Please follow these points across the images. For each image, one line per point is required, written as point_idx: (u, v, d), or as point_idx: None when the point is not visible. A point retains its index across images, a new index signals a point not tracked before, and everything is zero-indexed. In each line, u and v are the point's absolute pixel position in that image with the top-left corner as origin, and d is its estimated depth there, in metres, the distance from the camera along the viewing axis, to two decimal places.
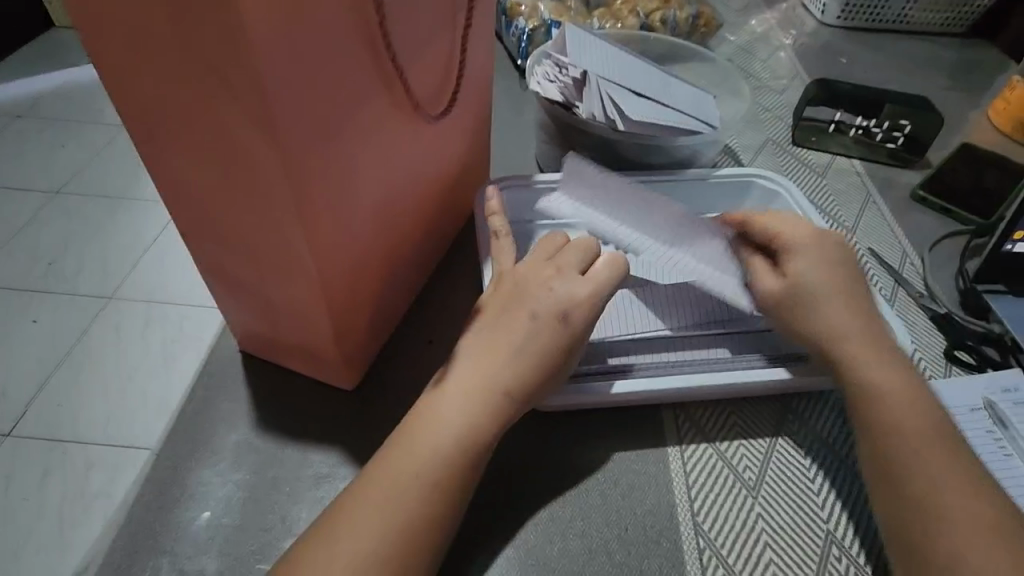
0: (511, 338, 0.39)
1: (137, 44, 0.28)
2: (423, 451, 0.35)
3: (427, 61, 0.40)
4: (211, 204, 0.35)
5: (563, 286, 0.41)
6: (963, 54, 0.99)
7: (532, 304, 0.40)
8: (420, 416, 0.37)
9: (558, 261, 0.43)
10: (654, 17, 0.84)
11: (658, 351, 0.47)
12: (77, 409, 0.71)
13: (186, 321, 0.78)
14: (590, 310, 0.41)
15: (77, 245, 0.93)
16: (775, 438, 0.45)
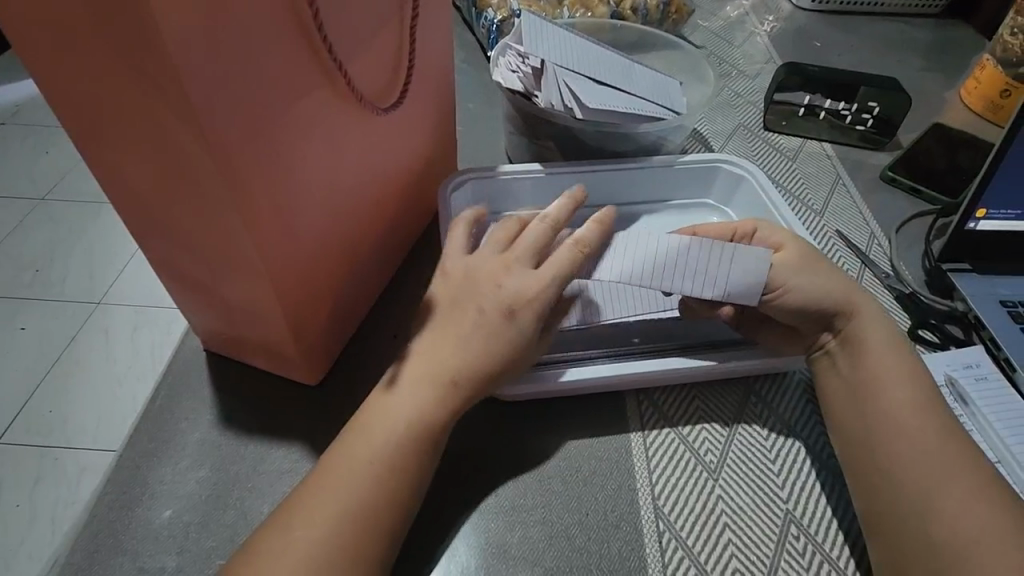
0: (459, 330, 0.39)
1: (59, 42, 0.27)
2: (374, 439, 0.36)
3: (371, 52, 0.40)
4: (157, 204, 0.35)
5: (512, 282, 0.40)
6: (937, 34, 0.99)
7: (479, 300, 0.39)
8: (372, 405, 0.37)
9: (510, 256, 0.41)
10: (625, 4, 0.83)
11: (587, 347, 0.47)
12: (65, 415, 0.71)
13: (171, 324, 0.79)
14: (539, 307, 0.40)
15: (59, 251, 0.93)
16: (737, 421, 0.45)
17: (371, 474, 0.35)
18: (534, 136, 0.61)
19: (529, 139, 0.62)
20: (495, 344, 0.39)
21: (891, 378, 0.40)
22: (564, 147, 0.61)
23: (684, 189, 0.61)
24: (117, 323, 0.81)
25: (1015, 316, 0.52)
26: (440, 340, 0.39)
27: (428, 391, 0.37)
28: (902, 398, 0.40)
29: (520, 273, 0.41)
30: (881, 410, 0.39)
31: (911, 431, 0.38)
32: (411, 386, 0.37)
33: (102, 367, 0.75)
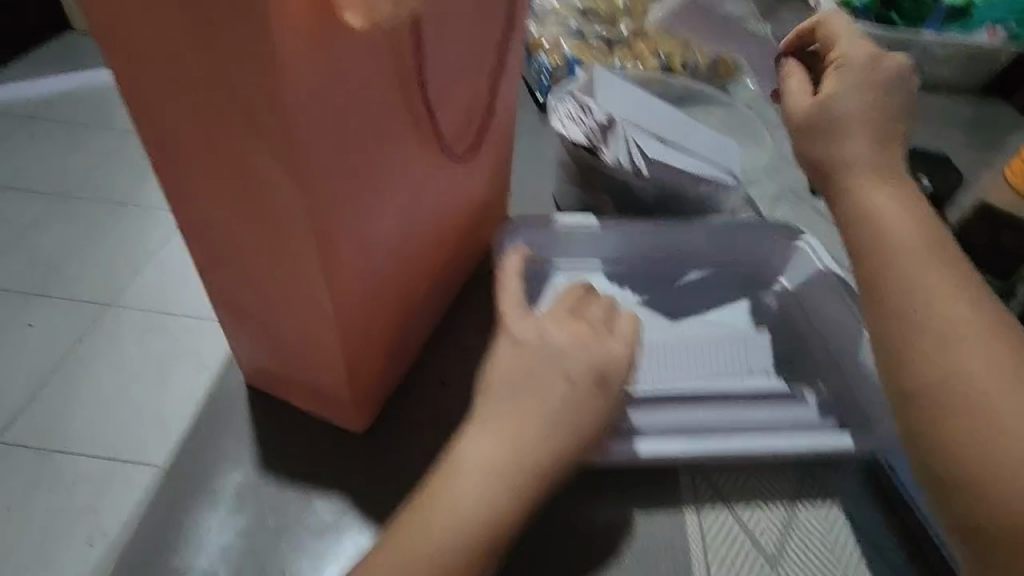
0: (552, 400, 0.36)
1: (173, 73, 0.28)
2: (442, 525, 0.33)
3: (455, 101, 0.39)
4: (229, 237, 0.35)
5: (602, 345, 0.40)
6: (977, 110, 1.00)
7: (567, 363, 0.38)
8: (445, 486, 0.34)
9: (579, 314, 0.41)
10: (675, 59, 0.84)
11: (700, 411, 0.48)
12: (71, 420, 0.70)
13: (186, 333, 0.76)
14: (627, 367, 0.39)
15: (79, 253, 0.91)
16: (795, 504, 0.44)
17: (438, 561, 0.32)
18: (589, 186, 0.60)
19: (585, 190, 0.61)
20: (587, 420, 0.37)
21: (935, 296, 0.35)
22: (618, 201, 0.60)
23: (745, 254, 0.60)
24: (132, 327, 0.78)
25: None
26: (524, 418, 0.36)
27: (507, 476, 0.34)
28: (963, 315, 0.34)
29: (609, 338, 0.40)
30: (925, 316, 0.35)
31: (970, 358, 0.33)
32: (485, 469, 0.34)
33: (113, 375, 0.73)
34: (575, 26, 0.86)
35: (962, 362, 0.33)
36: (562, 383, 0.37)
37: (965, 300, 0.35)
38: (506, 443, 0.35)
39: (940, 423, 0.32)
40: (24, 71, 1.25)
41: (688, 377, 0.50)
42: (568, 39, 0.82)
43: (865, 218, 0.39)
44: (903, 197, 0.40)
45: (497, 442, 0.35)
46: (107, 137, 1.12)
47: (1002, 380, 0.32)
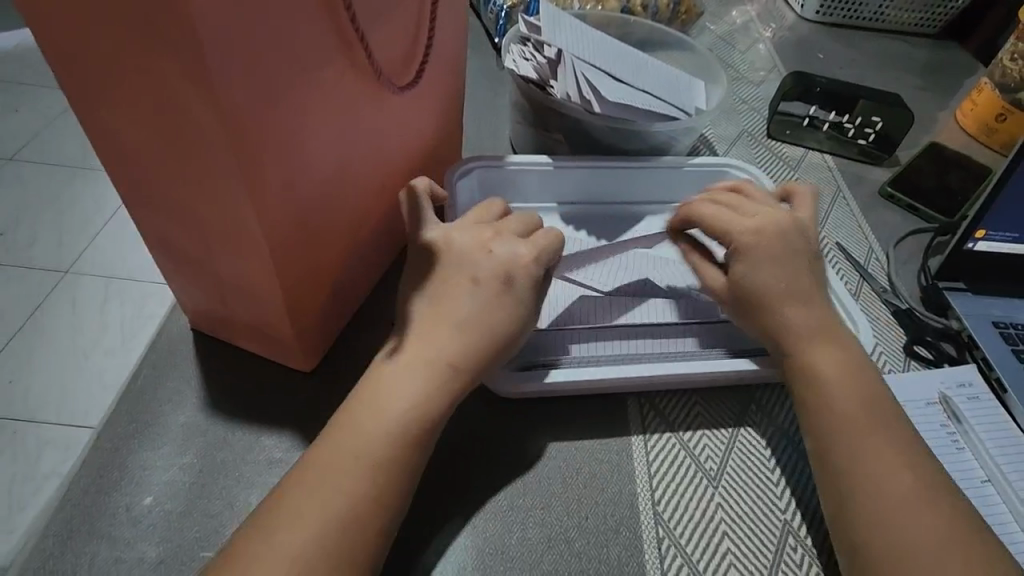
0: (456, 306, 0.38)
1: None
2: (376, 439, 0.34)
3: (389, 25, 0.38)
4: (154, 171, 0.33)
5: (503, 247, 0.41)
6: (934, 54, 1.00)
7: (472, 267, 0.40)
8: (363, 397, 0.35)
9: (498, 225, 0.43)
10: (635, 0, 0.82)
11: (617, 342, 0.46)
12: (25, 386, 0.67)
13: (147, 298, 0.75)
14: (534, 269, 0.40)
15: (28, 217, 0.88)
16: (737, 429, 0.45)
17: (369, 471, 0.33)
18: (543, 126, 0.60)
19: (538, 131, 0.61)
20: (494, 327, 0.38)
21: (788, 302, 0.42)
22: (572, 140, 0.60)
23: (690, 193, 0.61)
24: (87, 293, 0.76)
25: (1007, 337, 0.53)
26: (436, 327, 0.37)
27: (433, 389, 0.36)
28: (807, 326, 0.42)
29: (507, 240, 0.42)
30: (788, 331, 0.42)
31: (831, 383, 0.39)
32: (415, 380, 0.36)
33: (71, 340, 0.72)
34: None
35: (824, 386, 0.39)
36: (468, 285, 0.39)
37: (806, 311, 0.42)
38: (432, 360, 0.36)
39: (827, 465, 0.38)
40: None
41: (603, 306, 0.48)
42: None
43: (779, 312, 0.42)
44: (792, 239, 0.45)
45: (417, 351, 0.37)
46: (47, 96, 1.06)
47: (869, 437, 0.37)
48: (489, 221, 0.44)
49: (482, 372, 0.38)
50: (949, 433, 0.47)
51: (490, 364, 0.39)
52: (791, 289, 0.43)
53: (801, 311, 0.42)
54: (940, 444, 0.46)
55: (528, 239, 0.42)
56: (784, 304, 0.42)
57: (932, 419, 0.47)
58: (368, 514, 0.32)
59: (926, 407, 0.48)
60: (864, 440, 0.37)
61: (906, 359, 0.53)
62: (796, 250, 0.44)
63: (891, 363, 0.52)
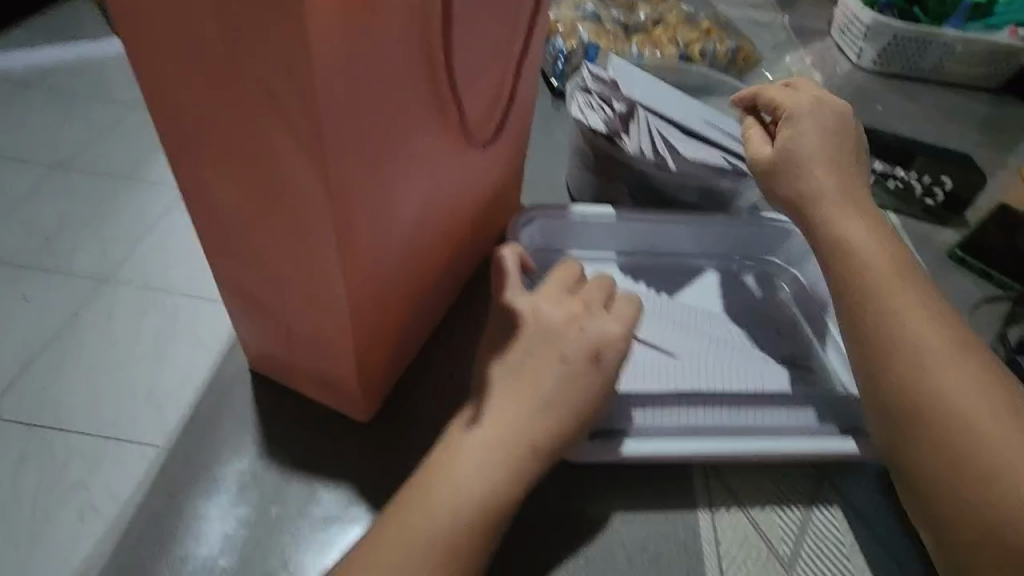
0: (542, 383, 0.36)
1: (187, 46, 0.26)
2: (445, 503, 0.32)
3: (480, 82, 0.37)
4: (242, 221, 0.33)
5: (594, 324, 0.39)
6: (996, 110, 0.98)
7: (562, 344, 0.37)
8: (435, 468, 0.34)
9: (582, 295, 0.40)
10: (693, 47, 0.82)
11: (688, 412, 0.43)
12: (61, 395, 0.66)
13: (180, 314, 0.73)
14: (624, 346, 0.38)
15: (71, 222, 0.88)
16: (810, 509, 0.42)
17: (442, 546, 0.31)
18: (606, 175, 0.59)
19: (600, 179, 0.60)
20: (580, 405, 0.36)
21: (908, 317, 0.39)
22: (636, 191, 0.59)
23: (754, 248, 0.59)
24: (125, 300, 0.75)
25: None
26: (520, 399, 0.35)
27: (509, 460, 0.34)
28: (941, 350, 0.38)
29: (598, 315, 0.39)
30: (913, 348, 0.38)
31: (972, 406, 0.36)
32: (490, 451, 0.34)
33: (103, 353, 0.70)
34: (592, 10, 0.84)
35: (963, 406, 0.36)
36: (557, 362, 0.36)
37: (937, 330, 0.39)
38: (507, 427, 0.34)
39: (951, 467, 0.35)
40: (17, 40, 1.21)
41: (673, 377, 0.44)
42: (584, 23, 0.81)
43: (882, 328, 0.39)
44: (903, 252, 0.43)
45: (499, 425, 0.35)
46: (101, 107, 1.08)
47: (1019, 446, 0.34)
48: (572, 284, 0.41)
49: (566, 448, 0.36)
50: None
51: (574, 442, 0.36)
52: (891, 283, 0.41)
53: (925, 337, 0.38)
54: None
55: (613, 311, 0.40)
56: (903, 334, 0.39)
57: None
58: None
59: None
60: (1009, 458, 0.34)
61: None
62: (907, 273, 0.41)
63: None
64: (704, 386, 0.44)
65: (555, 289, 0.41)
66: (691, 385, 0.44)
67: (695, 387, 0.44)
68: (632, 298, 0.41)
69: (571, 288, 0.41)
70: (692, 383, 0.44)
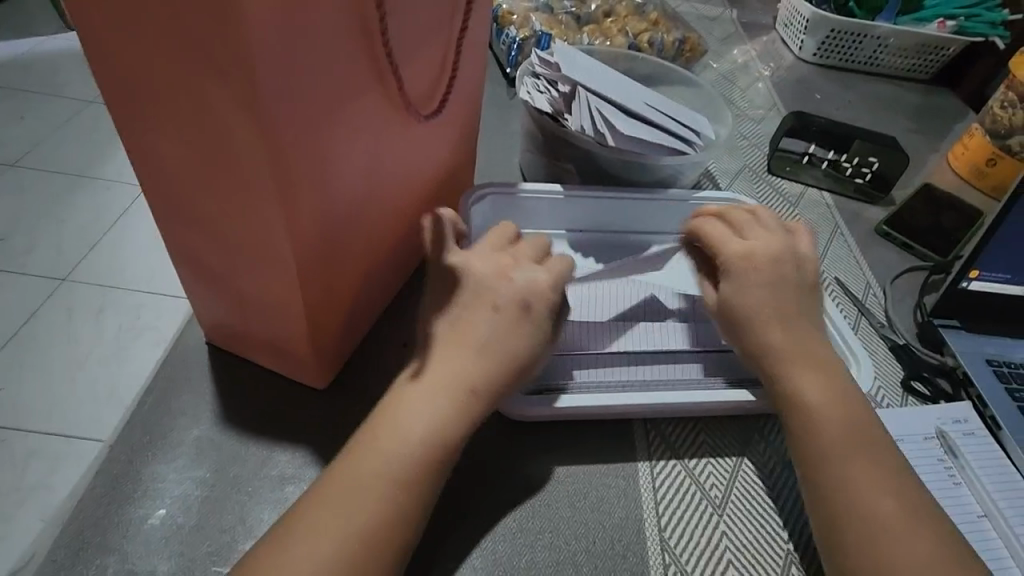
0: (477, 331, 0.39)
1: (132, 17, 0.28)
2: (392, 447, 0.35)
3: (421, 59, 0.40)
4: (193, 190, 0.35)
5: (522, 274, 0.42)
6: (927, 98, 1.04)
7: (492, 294, 0.40)
8: (383, 416, 0.36)
9: (514, 252, 0.44)
10: (642, 37, 0.86)
11: (622, 368, 0.47)
12: (19, 392, 0.66)
13: (141, 309, 0.73)
14: (552, 297, 0.42)
15: (23, 219, 0.87)
16: (740, 458, 0.46)
17: (386, 491, 0.33)
18: (555, 156, 0.62)
19: (549, 160, 0.63)
20: (516, 355, 0.39)
21: (797, 370, 0.42)
22: (582, 171, 0.62)
23: None
24: (85, 301, 0.75)
25: (1000, 375, 0.55)
26: (457, 348, 0.38)
27: (452, 406, 0.37)
28: (822, 397, 0.41)
29: (529, 269, 0.43)
30: (794, 395, 0.41)
31: (833, 433, 0.39)
32: (433, 399, 0.36)
33: (59, 347, 0.70)
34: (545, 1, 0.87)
35: (828, 432, 0.39)
36: (488, 311, 0.40)
37: (822, 382, 0.41)
38: (451, 377, 0.37)
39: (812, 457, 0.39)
40: None
41: (609, 337, 0.48)
42: (537, 14, 0.84)
43: (757, 336, 0.43)
44: (784, 265, 0.46)
45: (440, 374, 0.38)
46: (51, 102, 1.06)
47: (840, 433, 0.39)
48: (505, 244, 0.45)
49: (503, 393, 0.39)
50: (946, 468, 0.48)
51: (511, 388, 0.40)
52: (771, 308, 0.44)
53: (780, 332, 0.43)
54: (939, 480, 0.47)
55: (544, 265, 0.43)
56: (767, 326, 0.43)
57: (929, 454, 0.49)
58: (386, 528, 0.33)
59: (923, 441, 0.49)
60: (843, 439, 0.39)
61: (903, 394, 0.54)
62: (796, 286, 0.45)
63: (889, 397, 0.54)
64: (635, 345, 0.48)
65: (487, 247, 0.44)
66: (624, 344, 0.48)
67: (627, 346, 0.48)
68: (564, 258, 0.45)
69: (505, 245, 0.44)
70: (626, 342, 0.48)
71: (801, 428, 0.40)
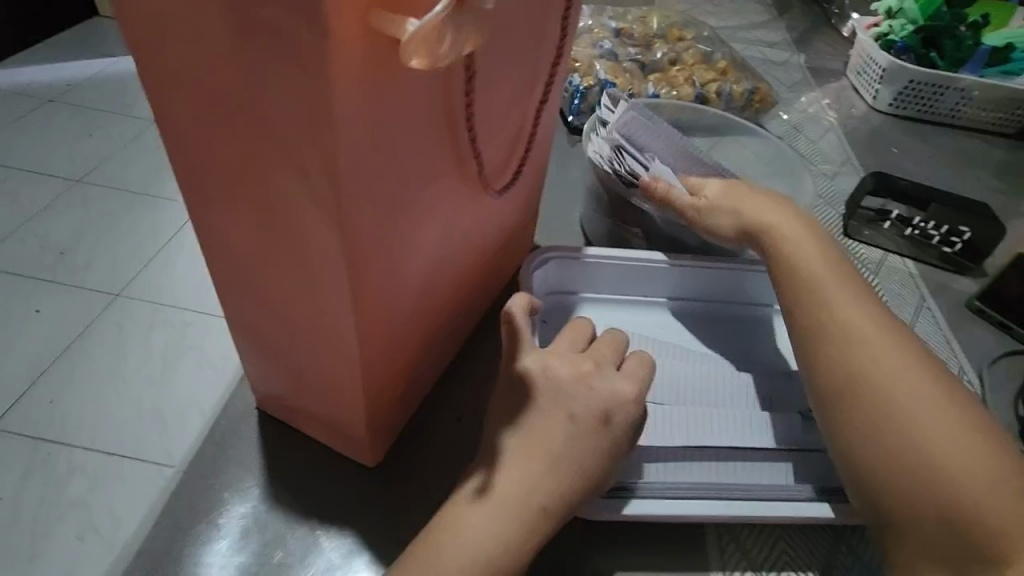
0: (551, 442, 0.35)
1: (217, 104, 0.26)
2: (447, 565, 0.31)
3: (499, 133, 0.38)
4: (259, 267, 0.33)
5: (605, 383, 0.38)
6: (1014, 156, 0.97)
7: (571, 403, 0.36)
8: (442, 531, 0.33)
9: (595, 356, 0.40)
10: (710, 87, 0.82)
11: (706, 467, 0.42)
12: (70, 408, 0.65)
13: (190, 328, 0.73)
14: (635, 409, 0.37)
15: (86, 237, 0.88)
16: (826, 573, 0.41)
17: None
18: (620, 219, 0.59)
19: (614, 221, 0.60)
20: (591, 460, 0.35)
21: (886, 367, 0.37)
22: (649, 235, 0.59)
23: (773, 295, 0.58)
24: (138, 315, 0.75)
25: None
26: (528, 460, 0.34)
27: (516, 514, 0.33)
28: (903, 369, 0.37)
29: (612, 377, 0.38)
30: (879, 375, 0.37)
31: (975, 478, 0.33)
32: (498, 515, 0.33)
33: (108, 365, 0.69)
34: (610, 48, 0.85)
35: (931, 436, 0.35)
36: (564, 422, 0.36)
37: (898, 354, 0.38)
38: (517, 485, 0.34)
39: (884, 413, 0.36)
40: (41, 58, 1.23)
41: (693, 432, 0.43)
42: (602, 60, 0.82)
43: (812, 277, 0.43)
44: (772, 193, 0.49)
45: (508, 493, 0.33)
46: (118, 125, 1.09)
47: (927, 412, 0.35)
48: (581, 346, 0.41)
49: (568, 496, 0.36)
50: None
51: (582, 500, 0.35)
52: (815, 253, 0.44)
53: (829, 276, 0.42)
54: None
55: (625, 371, 0.39)
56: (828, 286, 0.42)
57: None
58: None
59: None
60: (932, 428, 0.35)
61: None
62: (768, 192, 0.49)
63: None
64: (723, 441, 0.43)
65: (564, 349, 0.40)
66: (710, 438, 0.43)
67: (715, 441, 0.43)
68: (642, 364, 0.40)
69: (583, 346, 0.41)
70: (712, 437, 0.43)
71: (925, 465, 0.34)
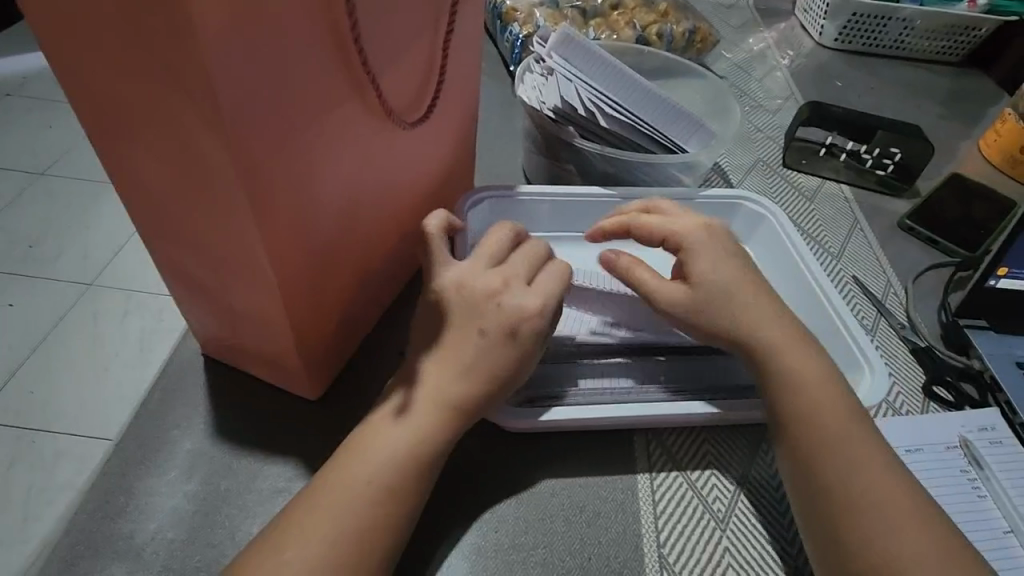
0: (462, 351, 0.38)
1: (94, 39, 0.27)
2: (369, 467, 0.35)
3: (402, 64, 0.38)
4: (172, 205, 0.34)
5: (513, 299, 0.40)
6: (957, 82, 0.99)
7: (480, 319, 0.39)
8: (366, 438, 0.36)
9: (506, 271, 0.42)
10: (651, 29, 0.83)
11: (576, 375, 0.45)
12: None
13: None
14: (540, 322, 0.40)
15: None
16: (747, 469, 0.44)
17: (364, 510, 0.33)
18: (554, 156, 0.61)
19: (550, 160, 0.61)
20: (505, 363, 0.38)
21: (801, 367, 0.41)
22: (584, 173, 0.60)
23: None
24: None
25: None
26: (443, 368, 0.38)
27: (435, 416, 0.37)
28: (811, 374, 0.40)
29: (520, 293, 0.41)
30: (800, 374, 0.40)
31: (868, 468, 0.37)
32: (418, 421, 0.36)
33: None
34: None
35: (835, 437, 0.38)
36: (475, 335, 0.39)
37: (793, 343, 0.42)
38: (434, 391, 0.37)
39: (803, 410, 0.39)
40: None
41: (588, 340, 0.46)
42: (542, 8, 0.82)
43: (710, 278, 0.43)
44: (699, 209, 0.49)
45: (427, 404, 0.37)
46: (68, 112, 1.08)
47: (831, 414, 0.39)
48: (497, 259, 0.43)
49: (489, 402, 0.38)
50: (969, 479, 0.45)
51: (496, 398, 0.39)
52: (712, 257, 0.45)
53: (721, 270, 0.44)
54: (962, 491, 0.45)
55: (535, 286, 0.41)
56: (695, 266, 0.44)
57: (951, 464, 0.46)
58: (374, 529, 0.33)
59: (945, 450, 0.46)
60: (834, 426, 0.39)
61: (925, 399, 0.51)
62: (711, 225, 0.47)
63: (910, 404, 0.51)
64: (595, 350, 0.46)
65: (479, 264, 0.42)
66: (583, 347, 0.46)
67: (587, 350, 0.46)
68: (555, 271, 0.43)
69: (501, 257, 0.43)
70: (588, 345, 0.46)
71: (818, 450, 0.38)
